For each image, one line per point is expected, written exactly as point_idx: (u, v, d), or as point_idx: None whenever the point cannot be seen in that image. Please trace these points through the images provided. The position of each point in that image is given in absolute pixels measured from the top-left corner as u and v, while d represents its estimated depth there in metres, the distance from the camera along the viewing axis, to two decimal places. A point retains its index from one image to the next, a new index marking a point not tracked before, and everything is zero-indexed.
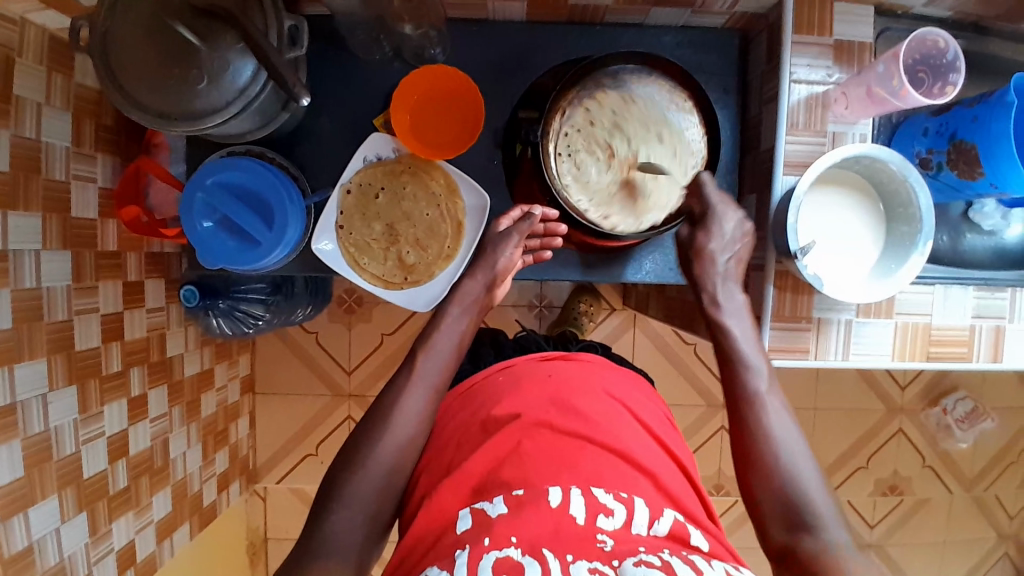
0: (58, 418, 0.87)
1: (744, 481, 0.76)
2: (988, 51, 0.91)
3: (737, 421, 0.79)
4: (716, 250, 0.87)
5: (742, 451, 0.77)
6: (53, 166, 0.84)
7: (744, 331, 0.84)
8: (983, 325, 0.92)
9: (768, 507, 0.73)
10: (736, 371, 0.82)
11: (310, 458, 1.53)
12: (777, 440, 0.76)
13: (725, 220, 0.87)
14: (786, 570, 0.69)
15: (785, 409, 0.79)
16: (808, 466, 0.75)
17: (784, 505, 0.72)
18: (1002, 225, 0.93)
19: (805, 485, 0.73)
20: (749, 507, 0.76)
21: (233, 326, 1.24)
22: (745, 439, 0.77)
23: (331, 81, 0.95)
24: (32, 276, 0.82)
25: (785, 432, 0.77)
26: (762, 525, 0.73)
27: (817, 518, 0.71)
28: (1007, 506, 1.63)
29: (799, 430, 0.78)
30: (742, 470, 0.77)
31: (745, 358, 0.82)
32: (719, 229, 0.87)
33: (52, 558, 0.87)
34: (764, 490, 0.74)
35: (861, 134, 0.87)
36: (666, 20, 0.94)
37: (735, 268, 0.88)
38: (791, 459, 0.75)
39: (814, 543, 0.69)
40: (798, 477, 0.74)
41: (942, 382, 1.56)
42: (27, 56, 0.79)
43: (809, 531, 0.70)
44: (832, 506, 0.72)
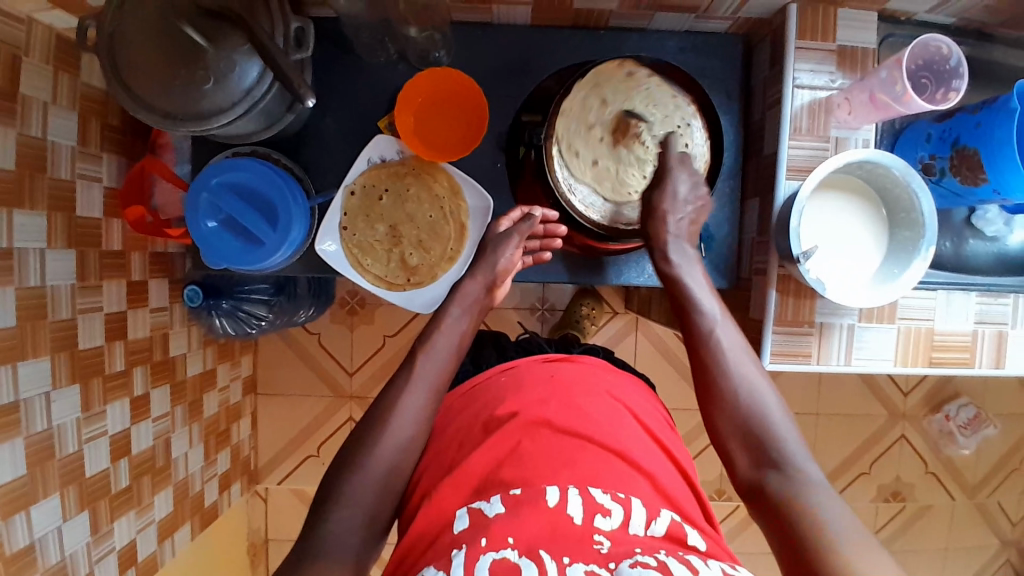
0: (61, 417, 0.87)
1: (709, 417, 0.79)
2: (992, 58, 0.91)
3: (700, 365, 0.81)
4: (671, 212, 0.87)
5: (707, 396, 0.79)
6: (58, 165, 0.85)
7: (698, 281, 0.86)
8: (985, 331, 0.92)
9: (730, 439, 0.77)
10: (694, 318, 0.83)
11: (311, 459, 1.53)
12: (736, 377, 0.78)
13: (679, 183, 0.87)
14: (756, 505, 0.71)
15: (744, 347, 0.81)
16: (771, 405, 0.77)
17: (744, 434, 0.76)
18: (1004, 231, 0.93)
19: (768, 423, 0.76)
20: (716, 441, 0.79)
21: (236, 326, 1.24)
22: (707, 380, 0.80)
23: (335, 83, 0.95)
24: (36, 275, 0.82)
25: (744, 368, 0.79)
26: (729, 458, 0.76)
27: (779, 450, 0.73)
28: (1009, 514, 1.62)
29: (756, 364, 0.80)
30: (707, 413, 0.79)
31: (701, 305, 0.84)
32: (674, 190, 0.86)
33: (53, 557, 0.87)
34: (729, 433, 0.77)
35: (864, 139, 0.87)
36: (670, 25, 0.94)
37: (687, 229, 0.88)
38: (749, 393, 0.78)
39: (778, 475, 0.71)
40: (758, 409, 0.77)
41: (945, 388, 1.56)
42: (34, 55, 0.80)
43: (775, 467, 0.72)
44: (794, 435, 0.75)
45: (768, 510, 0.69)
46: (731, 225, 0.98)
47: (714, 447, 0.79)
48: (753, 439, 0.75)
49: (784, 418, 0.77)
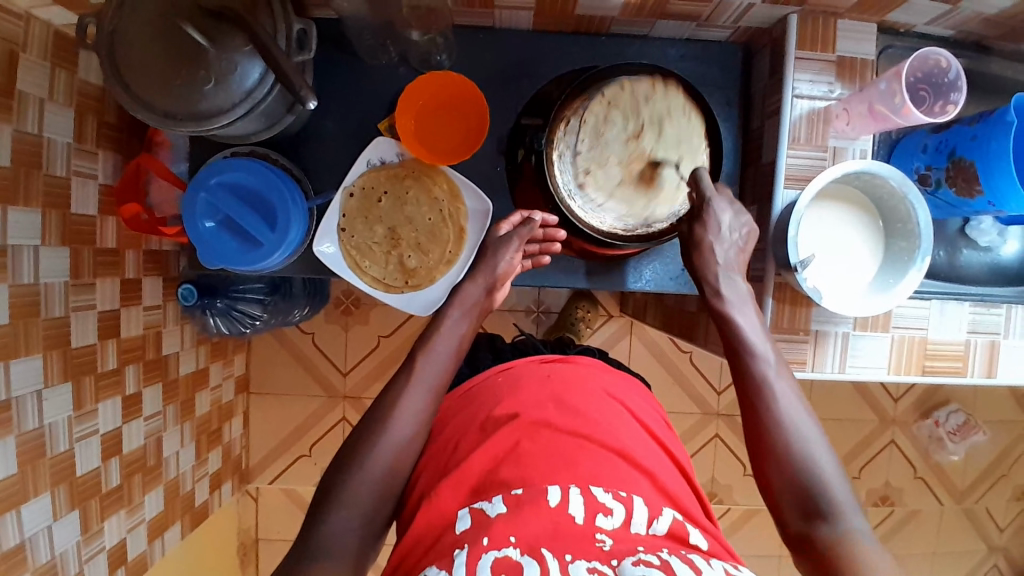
0: (53, 415, 0.86)
1: (758, 468, 0.76)
2: (988, 70, 0.92)
3: (748, 410, 0.77)
4: (715, 243, 0.84)
5: (760, 448, 0.76)
6: (54, 162, 0.84)
7: (750, 321, 0.81)
8: (978, 340, 0.92)
9: (782, 496, 0.73)
10: (746, 362, 0.79)
11: (304, 459, 1.53)
12: (789, 430, 0.75)
13: (721, 214, 0.84)
14: (806, 558, 0.70)
15: (795, 394, 0.77)
16: (823, 453, 0.74)
17: (799, 491, 0.72)
18: (998, 242, 0.94)
19: (821, 475, 0.72)
20: (764, 493, 0.75)
21: (230, 325, 1.24)
22: (758, 428, 0.76)
23: (335, 85, 0.95)
24: (30, 272, 0.81)
25: (795, 417, 0.76)
26: (777, 509, 0.73)
27: (835, 506, 0.70)
28: (997, 518, 1.64)
29: (810, 415, 0.76)
30: (756, 462, 0.76)
31: (749, 345, 0.80)
32: (716, 223, 0.84)
33: (43, 556, 0.87)
34: (779, 487, 0.73)
35: (862, 150, 0.88)
36: (671, 33, 0.94)
37: (736, 259, 0.85)
38: (802, 443, 0.74)
39: (829, 531, 0.69)
40: (811, 460, 0.73)
41: (934, 394, 1.58)
42: (32, 51, 0.79)
43: (826, 519, 0.70)
44: (847, 488, 0.72)
45: (818, 563, 0.68)
46: None
47: (761, 495, 0.76)
48: (803, 492, 0.72)
49: (837, 472, 0.73)
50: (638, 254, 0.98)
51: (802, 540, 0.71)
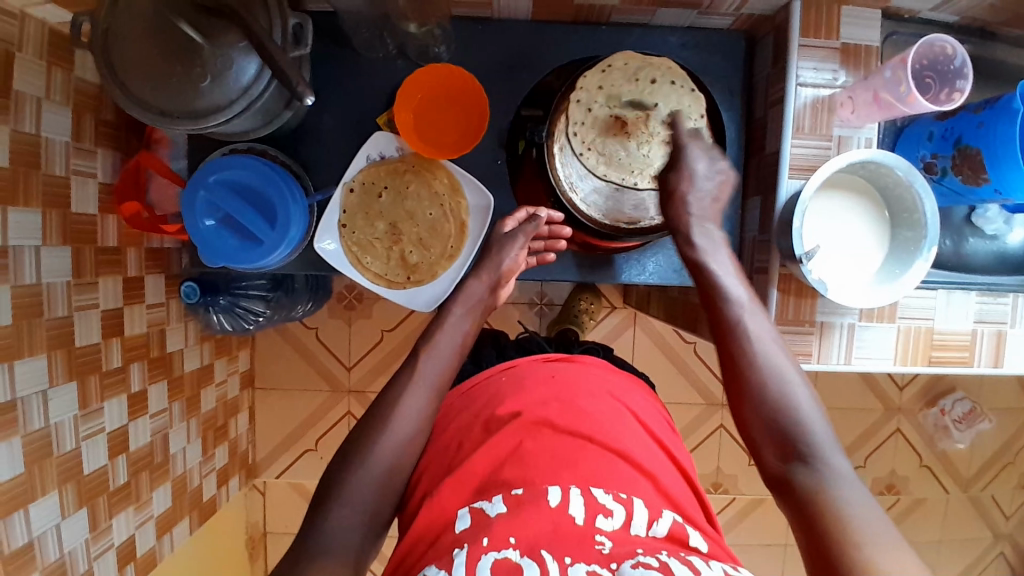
0: (58, 414, 0.86)
1: (737, 411, 0.76)
2: (995, 56, 0.91)
3: (726, 354, 0.78)
4: (689, 191, 0.85)
5: (737, 390, 0.76)
6: (53, 161, 0.84)
7: (724, 267, 0.82)
8: (984, 330, 0.92)
9: (760, 436, 0.73)
10: (723, 307, 0.79)
11: (309, 453, 1.53)
12: (766, 370, 0.75)
13: (695, 162, 0.85)
14: (784, 499, 0.69)
15: (774, 340, 0.77)
16: (801, 392, 0.74)
17: (772, 431, 0.72)
18: (1003, 229, 0.93)
19: (795, 414, 0.72)
20: (743, 433, 0.76)
21: (234, 322, 1.23)
22: (735, 374, 0.76)
23: (334, 80, 0.94)
24: (32, 272, 0.81)
25: (773, 359, 0.75)
26: (756, 448, 0.73)
27: (810, 444, 0.70)
28: (1004, 507, 1.64)
29: (786, 354, 0.76)
30: (736, 408, 0.76)
31: (725, 291, 0.80)
32: (691, 172, 0.85)
33: (52, 554, 0.87)
34: (758, 427, 0.73)
35: (867, 138, 0.86)
36: (672, 21, 0.93)
37: (710, 208, 0.86)
38: (782, 387, 0.74)
39: (803, 467, 0.69)
40: (788, 401, 0.73)
41: (940, 382, 1.57)
42: (28, 51, 0.78)
43: (804, 460, 0.69)
44: (825, 426, 0.72)
45: (790, 500, 0.68)
46: (734, 223, 0.97)
47: (743, 441, 0.76)
48: (781, 432, 0.71)
49: (814, 411, 0.73)
50: (641, 247, 0.97)
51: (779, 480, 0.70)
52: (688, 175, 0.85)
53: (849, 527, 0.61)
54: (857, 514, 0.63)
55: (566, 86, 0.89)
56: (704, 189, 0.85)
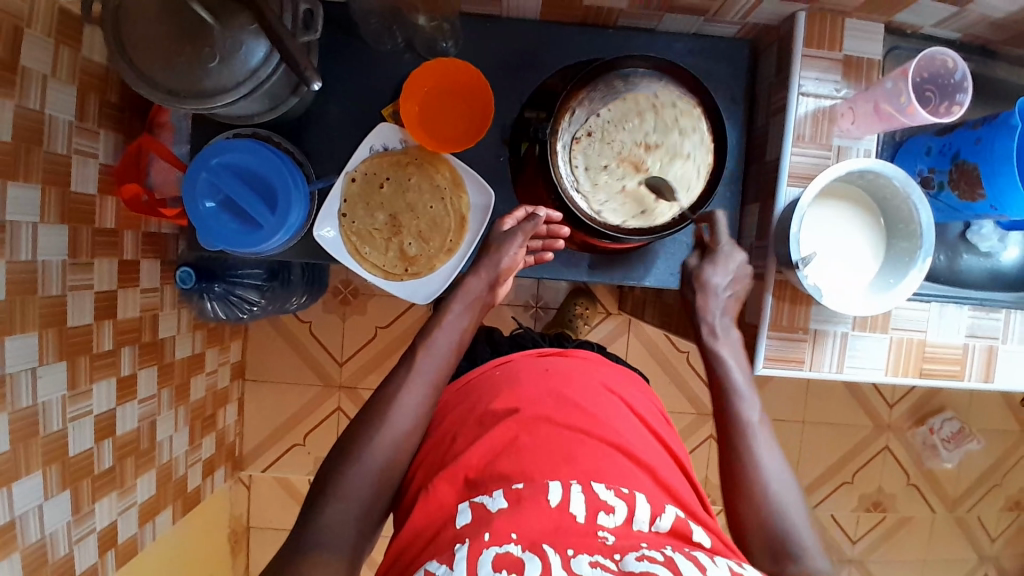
0: (47, 393, 0.86)
1: (732, 510, 0.78)
2: (994, 74, 0.92)
3: (727, 449, 0.82)
4: (711, 302, 0.91)
5: (733, 486, 0.79)
6: (54, 139, 0.83)
7: (739, 364, 0.87)
8: (976, 344, 0.92)
9: (750, 529, 0.75)
10: (729, 405, 0.84)
11: (297, 448, 1.52)
12: (762, 468, 0.78)
13: (715, 277, 0.91)
14: None
15: (774, 445, 0.81)
16: (790, 497, 0.77)
17: (766, 534, 0.74)
18: (998, 247, 0.94)
19: (786, 514, 0.75)
20: (733, 529, 0.78)
21: (227, 311, 1.21)
22: (732, 467, 0.80)
23: (340, 70, 0.95)
24: (28, 248, 0.81)
25: (772, 463, 0.79)
26: (746, 552, 0.75)
27: (798, 543, 0.73)
28: (988, 527, 1.64)
29: (783, 459, 0.80)
30: (729, 501, 0.78)
31: (735, 387, 0.85)
32: (711, 287, 0.91)
33: (33, 535, 0.86)
34: (750, 522, 0.75)
35: (866, 150, 0.88)
36: (678, 27, 0.94)
37: (731, 312, 0.91)
38: (775, 489, 0.77)
39: (797, 568, 0.71)
40: (779, 500, 0.76)
41: (930, 401, 1.58)
42: (36, 27, 0.78)
43: (794, 559, 0.72)
44: (816, 539, 0.74)
45: None
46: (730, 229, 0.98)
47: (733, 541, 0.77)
48: (773, 530, 0.74)
49: (804, 516, 0.76)
50: (639, 251, 0.98)
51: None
52: (706, 289, 0.91)
53: None
54: None
55: (569, 86, 0.89)
56: (726, 292, 0.91)
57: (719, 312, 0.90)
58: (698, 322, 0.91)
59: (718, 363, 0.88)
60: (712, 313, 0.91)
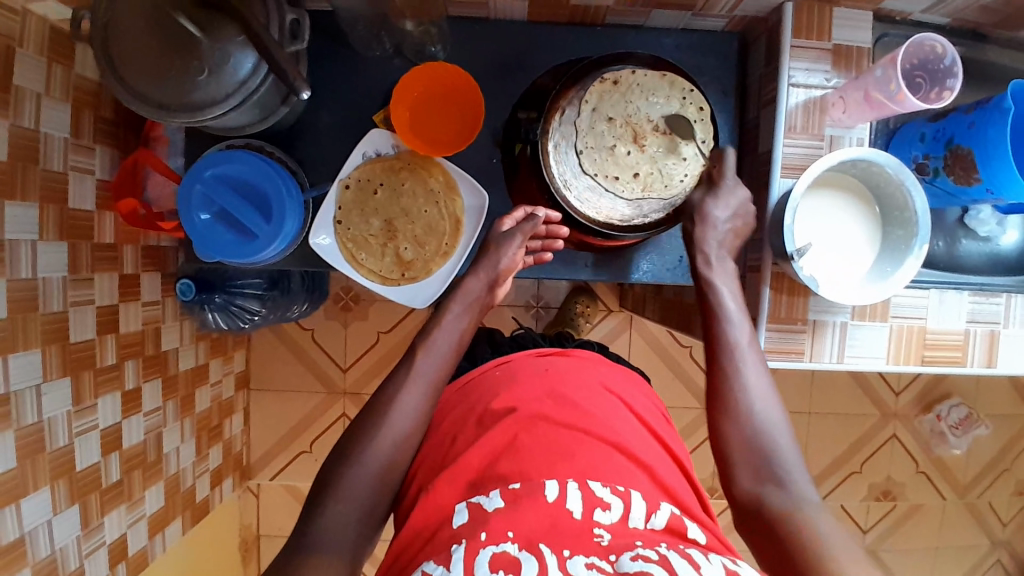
0: (52, 410, 0.86)
1: (715, 431, 0.78)
2: (985, 58, 0.92)
3: (715, 373, 0.81)
4: (709, 234, 0.87)
5: (719, 410, 0.78)
6: (50, 157, 0.84)
7: (730, 290, 0.85)
8: (977, 330, 0.92)
9: (735, 452, 0.76)
10: (718, 327, 0.82)
11: (304, 455, 1.53)
12: (750, 394, 0.78)
13: (716, 210, 0.87)
14: (752, 519, 0.72)
15: (763, 369, 0.80)
16: (778, 424, 0.77)
17: (751, 457, 0.75)
18: (997, 231, 0.94)
19: (774, 443, 0.75)
20: (717, 449, 0.78)
21: (229, 321, 1.21)
22: (720, 392, 0.79)
23: (331, 78, 0.95)
24: (28, 266, 0.81)
25: (759, 389, 0.78)
26: (727, 473, 0.76)
27: (782, 467, 0.74)
28: (1000, 513, 1.63)
29: (771, 383, 0.79)
30: (713, 423, 0.79)
31: (725, 311, 0.83)
32: (712, 217, 0.87)
33: (43, 551, 0.87)
34: (735, 448, 0.76)
35: (858, 139, 0.87)
36: (666, 22, 0.94)
37: (729, 245, 0.88)
38: (762, 417, 0.77)
39: (778, 494, 0.72)
40: (766, 425, 0.76)
41: (936, 388, 1.57)
42: (28, 46, 0.79)
43: (777, 485, 0.73)
44: (799, 460, 0.75)
45: (764, 528, 0.70)
46: None
47: (714, 458, 0.78)
48: (758, 455, 0.75)
49: (789, 439, 0.76)
50: (635, 246, 0.98)
51: (750, 505, 0.73)
52: (705, 219, 0.87)
53: (820, 551, 0.65)
54: (827, 539, 0.66)
55: (561, 85, 0.88)
56: (723, 231, 0.87)
57: (717, 248, 0.87)
58: (695, 250, 0.88)
59: (708, 287, 0.85)
60: (710, 243, 0.87)
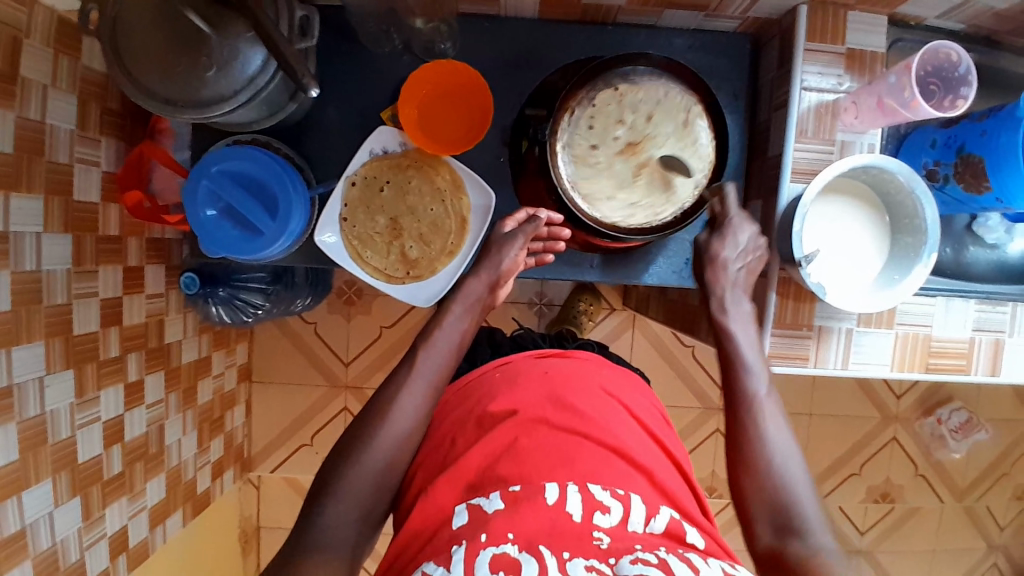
0: (54, 402, 0.86)
1: (735, 485, 0.77)
2: (999, 65, 0.91)
3: (733, 424, 0.80)
4: (730, 257, 0.86)
5: (739, 461, 0.77)
6: (56, 148, 0.83)
7: (748, 336, 0.84)
8: (982, 338, 0.92)
9: (755, 507, 0.75)
10: (738, 377, 0.82)
11: (305, 448, 1.53)
12: (771, 445, 0.77)
13: (741, 231, 0.86)
14: (775, 573, 0.71)
15: (781, 416, 0.80)
16: (800, 474, 0.76)
17: (772, 509, 0.74)
18: (1004, 239, 0.93)
19: (796, 494, 0.74)
20: (736, 504, 0.77)
21: (232, 314, 1.21)
22: (741, 443, 0.78)
23: (339, 74, 0.94)
24: (32, 258, 0.81)
25: (779, 439, 0.78)
26: (749, 526, 0.75)
27: (803, 518, 0.73)
28: (998, 517, 1.64)
29: (790, 432, 0.79)
30: (733, 477, 0.78)
31: (742, 360, 0.82)
32: (735, 236, 0.86)
33: (44, 542, 0.87)
34: (756, 498, 0.75)
35: (869, 144, 0.87)
36: (678, 23, 0.93)
37: (745, 282, 0.86)
38: (784, 466, 0.76)
39: (800, 546, 0.71)
40: (788, 475, 0.75)
41: (938, 392, 1.57)
42: (35, 36, 0.78)
43: (798, 536, 0.72)
44: (820, 510, 0.74)
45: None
46: None
47: (735, 512, 0.77)
48: (780, 507, 0.74)
49: (809, 488, 0.76)
50: (641, 248, 0.97)
51: (770, 557, 0.72)
52: (731, 242, 0.86)
53: None
54: None
55: (569, 86, 0.86)
56: (740, 261, 0.86)
57: (731, 285, 0.86)
58: (710, 297, 0.86)
59: (727, 336, 0.84)
60: (725, 286, 0.86)
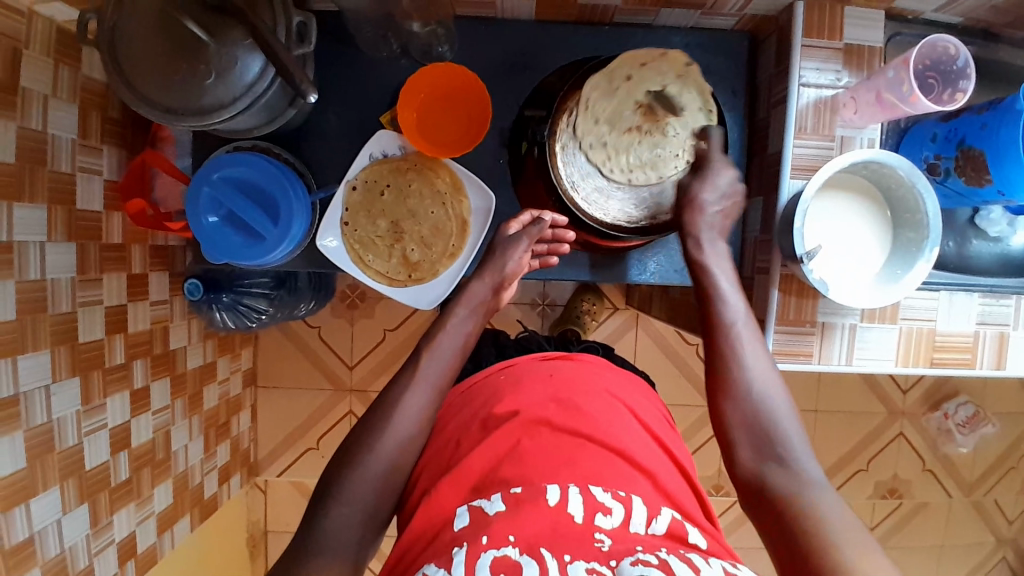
0: (61, 410, 0.87)
1: (716, 412, 0.77)
2: (998, 57, 0.91)
3: (712, 355, 0.79)
4: (709, 200, 0.85)
5: (719, 386, 0.77)
6: (59, 158, 0.84)
7: (724, 271, 0.84)
8: (987, 332, 0.92)
9: (737, 435, 0.75)
10: (715, 306, 0.81)
11: (311, 452, 1.53)
12: (750, 373, 0.76)
13: (720, 172, 0.86)
14: (756, 500, 0.71)
15: (760, 345, 0.79)
16: (781, 403, 0.75)
17: (754, 436, 0.74)
18: (1007, 231, 0.92)
19: (776, 421, 0.74)
20: (718, 434, 0.77)
21: (236, 320, 1.20)
22: (720, 373, 0.78)
23: (337, 78, 0.95)
24: (37, 268, 0.81)
25: (758, 367, 0.77)
26: (730, 454, 0.75)
27: (785, 446, 0.72)
28: (1007, 512, 1.63)
29: (770, 361, 0.78)
30: (714, 404, 0.77)
31: (719, 291, 0.82)
32: (715, 178, 0.85)
33: (53, 550, 0.87)
34: (736, 423, 0.75)
35: (869, 139, 0.87)
36: (675, 21, 0.93)
37: (721, 224, 0.86)
38: (765, 394, 0.75)
39: (781, 473, 0.70)
40: (769, 402, 0.75)
41: (944, 386, 1.56)
42: (35, 48, 0.79)
43: (778, 463, 0.71)
44: (804, 439, 0.74)
45: (766, 508, 0.69)
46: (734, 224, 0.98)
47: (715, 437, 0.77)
48: (760, 433, 0.74)
49: (791, 416, 0.75)
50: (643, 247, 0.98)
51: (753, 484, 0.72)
52: (711, 185, 0.85)
53: (823, 533, 0.63)
54: (832, 519, 0.64)
55: (567, 87, 0.88)
56: (719, 205, 0.85)
57: (708, 226, 0.85)
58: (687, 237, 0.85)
59: (704, 272, 0.83)
60: (702, 227, 0.85)
